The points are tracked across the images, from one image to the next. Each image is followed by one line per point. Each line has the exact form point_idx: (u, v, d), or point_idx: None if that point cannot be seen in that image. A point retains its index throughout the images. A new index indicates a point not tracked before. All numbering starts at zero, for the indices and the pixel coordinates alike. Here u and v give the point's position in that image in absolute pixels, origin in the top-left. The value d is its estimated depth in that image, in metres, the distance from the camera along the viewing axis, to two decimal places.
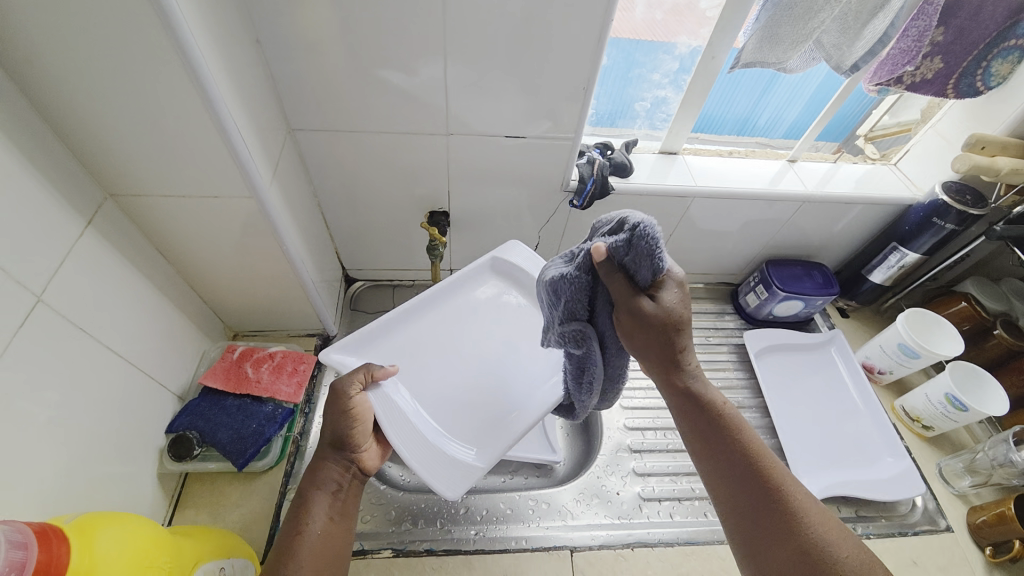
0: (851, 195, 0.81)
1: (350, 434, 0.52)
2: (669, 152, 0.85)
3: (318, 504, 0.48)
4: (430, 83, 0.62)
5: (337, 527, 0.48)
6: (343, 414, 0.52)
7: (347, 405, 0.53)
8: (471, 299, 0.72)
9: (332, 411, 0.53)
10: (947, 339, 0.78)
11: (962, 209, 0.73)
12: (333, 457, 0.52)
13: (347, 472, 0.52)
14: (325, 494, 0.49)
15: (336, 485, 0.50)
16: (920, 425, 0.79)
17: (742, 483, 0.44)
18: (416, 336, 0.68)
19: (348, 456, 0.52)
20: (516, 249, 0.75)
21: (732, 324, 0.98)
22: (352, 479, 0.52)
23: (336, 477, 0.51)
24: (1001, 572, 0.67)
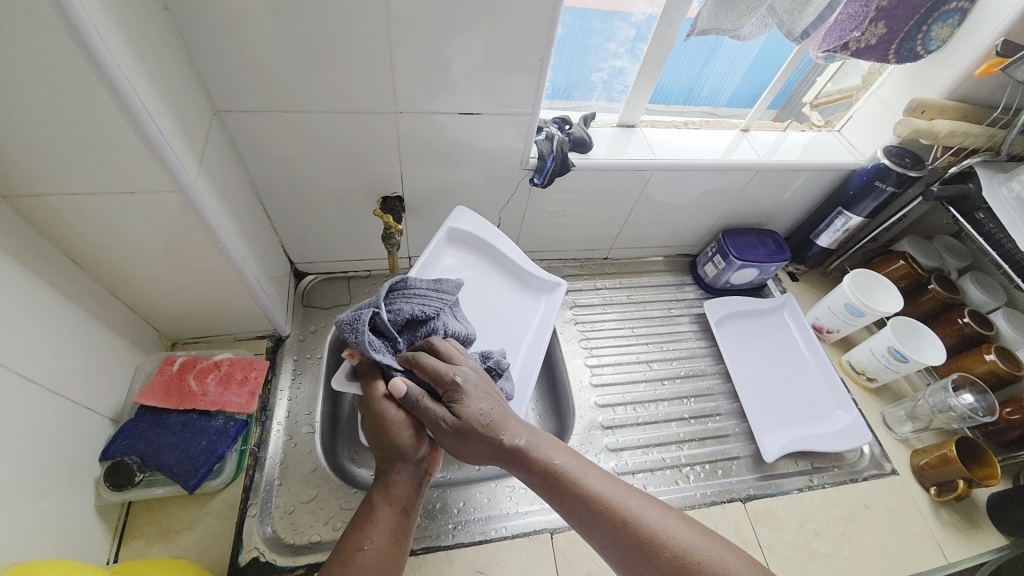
0: (799, 162, 0.83)
1: (410, 446, 0.52)
2: (627, 125, 0.83)
3: (382, 519, 0.49)
4: (375, 55, 0.56)
5: (399, 544, 0.49)
6: (403, 425, 0.53)
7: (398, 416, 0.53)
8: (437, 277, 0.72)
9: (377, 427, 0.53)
10: (888, 295, 0.82)
11: (901, 172, 0.77)
12: (401, 467, 0.52)
13: (415, 483, 0.52)
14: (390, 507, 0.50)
15: (402, 499, 0.51)
16: (865, 378, 0.84)
17: (598, 530, 0.47)
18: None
19: (417, 465, 0.53)
20: (466, 216, 0.76)
21: (692, 295, 1.00)
22: (416, 490, 0.53)
23: (404, 490, 0.51)
24: (940, 505, 0.74)
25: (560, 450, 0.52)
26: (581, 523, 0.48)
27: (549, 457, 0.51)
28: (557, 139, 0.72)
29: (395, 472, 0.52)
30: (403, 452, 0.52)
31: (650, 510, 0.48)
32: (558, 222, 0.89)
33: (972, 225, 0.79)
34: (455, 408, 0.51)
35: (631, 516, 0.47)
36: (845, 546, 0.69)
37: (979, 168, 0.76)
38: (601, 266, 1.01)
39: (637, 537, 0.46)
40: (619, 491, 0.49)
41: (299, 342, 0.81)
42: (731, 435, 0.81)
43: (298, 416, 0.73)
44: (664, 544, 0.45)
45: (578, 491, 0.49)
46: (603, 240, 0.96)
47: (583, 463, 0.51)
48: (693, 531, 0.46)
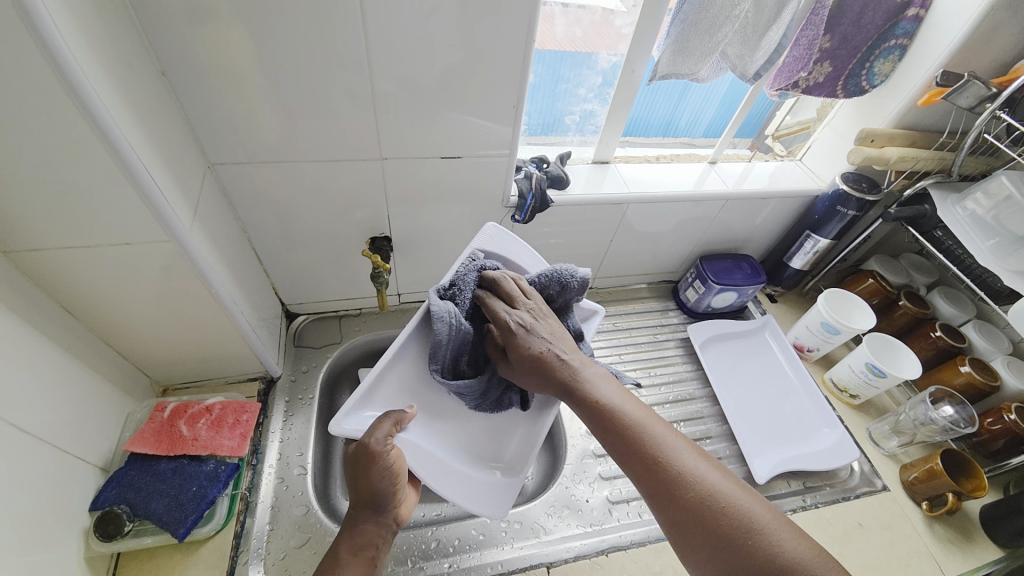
0: (765, 191, 0.88)
1: (387, 496, 0.51)
2: (602, 161, 0.88)
3: (351, 568, 0.48)
4: (359, 108, 0.60)
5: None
6: (386, 471, 0.51)
7: (389, 462, 0.51)
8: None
9: (363, 471, 0.51)
10: (860, 312, 0.85)
11: (860, 197, 0.82)
12: (372, 517, 0.51)
13: (383, 534, 0.52)
14: (365, 559, 0.49)
15: (368, 546, 0.50)
16: (848, 395, 0.86)
17: (629, 459, 0.47)
18: (412, 372, 0.62)
19: (387, 514, 0.52)
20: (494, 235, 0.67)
21: (676, 320, 1.02)
22: (383, 538, 0.52)
23: (374, 538, 0.51)
24: (932, 520, 0.74)
25: (609, 384, 0.53)
26: (613, 445, 0.49)
27: (594, 389, 0.52)
28: (535, 177, 0.76)
29: (363, 518, 0.51)
30: (378, 501, 0.51)
31: (683, 449, 0.47)
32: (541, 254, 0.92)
33: (933, 243, 0.84)
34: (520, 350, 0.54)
35: (660, 454, 0.46)
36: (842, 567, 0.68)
37: (933, 189, 0.80)
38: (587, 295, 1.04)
39: (665, 472, 0.45)
40: (658, 426, 0.49)
41: (290, 383, 0.82)
42: (723, 458, 0.81)
43: (290, 458, 0.73)
44: (691, 490, 0.43)
45: (617, 417, 0.49)
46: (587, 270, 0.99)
47: (627, 397, 0.51)
48: (724, 478, 0.44)
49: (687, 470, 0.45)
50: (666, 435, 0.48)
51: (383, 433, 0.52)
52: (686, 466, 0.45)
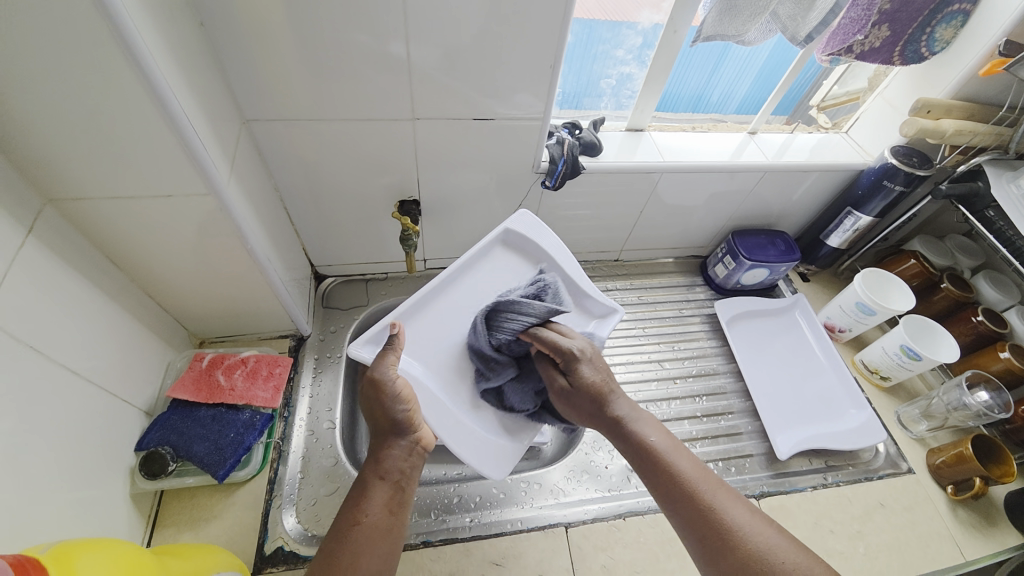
0: (807, 163, 0.84)
1: (404, 421, 0.56)
2: (636, 129, 0.86)
3: (379, 490, 0.50)
4: (391, 64, 0.59)
5: (396, 514, 0.49)
6: (396, 397, 0.57)
7: (395, 390, 0.57)
8: (480, 273, 0.74)
9: (373, 400, 0.58)
10: (901, 293, 0.81)
11: (909, 171, 0.77)
12: (394, 443, 0.54)
13: (409, 459, 0.54)
14: (391, 481, 0.51)
15: (397, 471, 0.52)
16: (878, 376, 0.84)
17: (682, 509, 0.47)
18: (436, 320, 0.70)
19: (408, 440, 0.55)
20: (527, 220, 0.77)
21: (703, 295, 1.01)
22: (411, 465, 0.54)
23: (398, 463, 0.53)
24: (957, 504, 0.73)
25: (658, 431, 0.54)
26: (664, 494, 0.49)
27: (643, 433, 0.53)
28: (568, 142, 0.74)
29: (392, 445, 0.54)
30: (395, 423, 0.56)
31: (743, 511, 0.46)
32: (570, 223, 0.91)
33: (982, 224, 0.79)
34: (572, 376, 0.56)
35: (714, 507, 0.46)
36: (860, 544, 0.68)
37: (988, 166, 0.76)
38: (612, 268, 1.03)
39: (721, 528, 0.45)
40: (716, 483, 0.49)
41: (319, 341, 0.84)
42: (744, 433, 0.81)
43: (319, 412, 0.75)
44: (748, 545, 0.43)
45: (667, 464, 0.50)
46: (614, 242, 0.98)
47: (675, 445, 0.52)
48: (783, 539, 0.44)
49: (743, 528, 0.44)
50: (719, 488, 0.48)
51: (388, 365, 0.59)
52: (743, 528, 0.44)
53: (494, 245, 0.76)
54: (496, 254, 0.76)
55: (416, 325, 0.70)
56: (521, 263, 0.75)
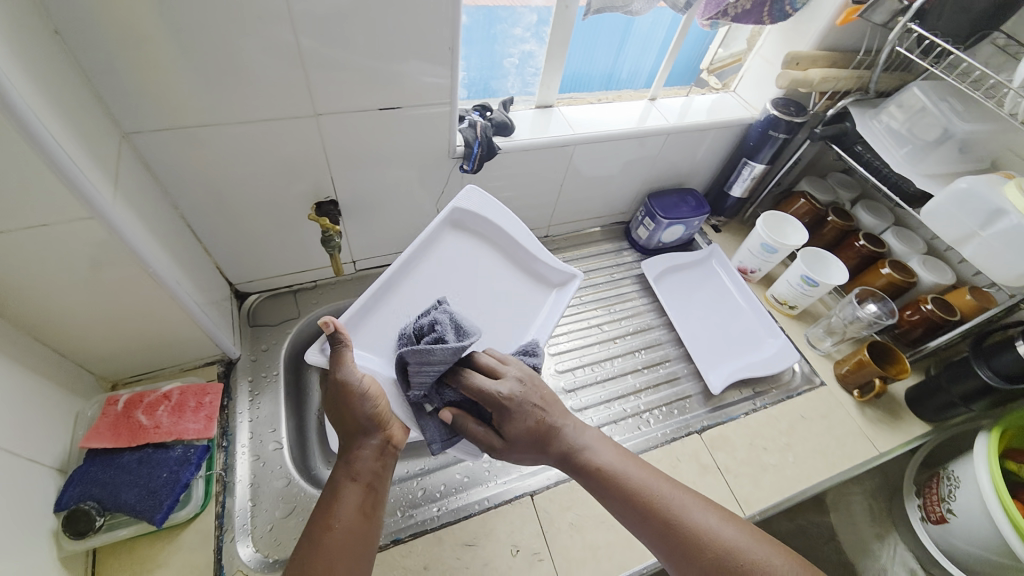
0: (704, 123, 0.90)
1: (371, 419, 0.55)
2: (545, 105, 0.87)
3: (350, 492, 0.50)
4: (283, 58, 0.56)
5: (368, 517, 0.49)
6: (365, 395, 0.56)
7: (361, 388, 0.57)
8: (437, 256, 0.76)
9: (339, 401, 0.56)
10: (795, 230, 0.90)
11: (789, 120, 0.85)
12: (363, 443, 0.54)
13: (380, 458, 0.54)
14: (362, 484, 0.51)
15: (368, 473, 0.52)
16: (787, 307, 0.92)
17: (647, 524, 0.51)
18: (399, 306, 0.71)
19: (380, 438, 0.55)
20: (475, 196, 0.78)
21: (630, 258, 1.06)
22: (382, 464, 0.54)
23: (369, 464, 0.53)
24: (863, 404, 0.83)
25: (608, 449, 0.57)
26: (628, 513, 0.52)
27: (596, 455, 0.56)
28: (480, 124, 0.74)
29: (364, 445, 0.54)
30: (364, 422, 0.55)
31: (699, 511, 0.51)
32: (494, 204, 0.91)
33: (856, 159, 0.87)
34: (502, 429, 0.56)
35: (675, 513, 0.50)
36: (790, 454, 0.76)
37: (853, 107, 0.84)
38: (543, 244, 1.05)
39: (685, 534, 0.49)
40: (670, 488, 0.53)
41: (251, 362, 0.79)
42: (681, 377, 0.87)
43: (263, 435, 0.72)
44: (711, 545, 0.48)
45: (625, 483, 0.53)
46: (541, 217, 1.00)
47: (629, 460, 0.56)
48: (737, 532, 0.49)
49: (706, 528, 0.49)
50: (679, 496, 0.52)
51: (349, 364, 0.57)
52: (704, 525, 0.49)
53: (443, 225, 0.77)
54: (445, 234, 0.77)
55: (377, 315, 0.70)
56: (470, 240, 0.79)
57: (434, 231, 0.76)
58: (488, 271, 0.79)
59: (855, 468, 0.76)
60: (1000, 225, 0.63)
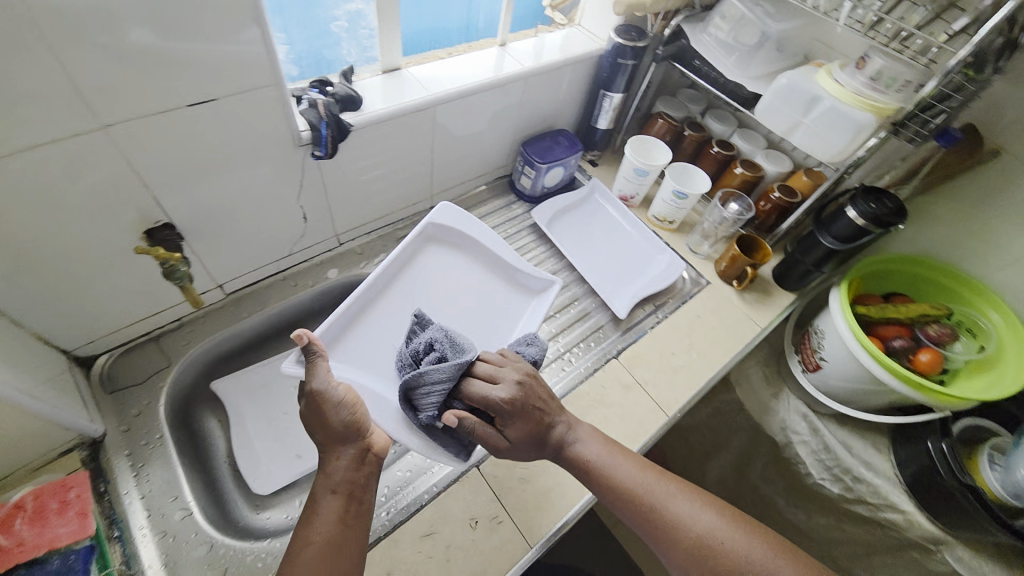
0: (560, 60, 0.89)
1: (345, 427, 0.57)
2: (392, 69, 0.76)
3: (329, 504, 0.53)
4: (26, 60, 0.42)
5: (351, 527, 0.52)
6: (340, 403, 0.59)
7: (331, 399, 0.58)
8: (415, 275, 0.84)
9: (312, 412, 0.58)
10: (659, 149, 0.94)
11: (633, 46, 0.84)
12: (341, 452, 0.57)
13: (358, 466, 0.56)
14: (341, 495, 0.54)
15: (346, 483, 0.55)
16: (668, 223, 0.98)
17: (635, 512, 0.58)
18: (380, 324, 0.77)
19: (356, 447, 0.57)
20: (448, 211, 0.87)
21: (521, 211, 1.03)
22: (361, 472, 0.56)
23: (347, 474, 0.55)
24: (743, 291, 0.94)
25: (597, 443, 0.62)
26: (619, 503, 0.59)
27: (588, 452, 0.61)
28: (321, 102, 0.63)
29: (338, 454, 0.56)
30: (341, 432, 0.57)
31: (681, 500, 0.58)
32: (365, 188, 0.81)
33: (695, 73, 0.89)
34: (505, 429, 0.58)
35: (660, 503, 0.58)
36: (693, 352, 0.84)
37: (684, 25, 0.85)
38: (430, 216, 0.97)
39: (669, 520, 0.57)
40: (654, 479, 0.60)
41: (124, 434, 0.66)
42: (591, 312, 0.90)
43: (164, 506, 0.62)
44: (689, 531, 0.56)
45: (614, 479, 0.59)
46: (419, 187, 0.91)
47: (617, 452, 0.62)
48: (713, 518, 0.57)
49: (687, 517, 0.57)
50: (663, 487, 0.59)
51: (323, 372, 0.59)
52: (685, 514, 0.57)
53: (415, 242, 0.85)
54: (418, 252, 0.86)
55: (358, 331, 0.75)
56: (445, 256, 0.87)
57: (411, 253, 0.85)
58: (472, 283, 0.87)
59: (746, 347, 0.86)
60: (818, 110, 0.71)
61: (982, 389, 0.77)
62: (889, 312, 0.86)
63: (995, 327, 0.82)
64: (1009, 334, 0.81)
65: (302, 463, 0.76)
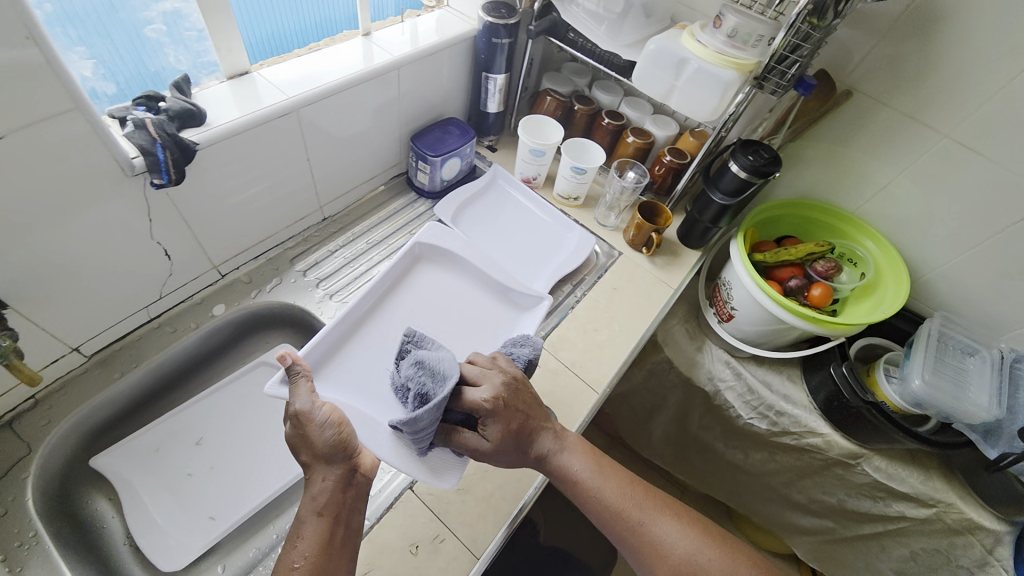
0: (433, 46, 0.84)
1: (335, 444, 0.56)
2: (239, 73, 0.67)
3: (315, 527, 0.52)
4: None
5: (335, 552, 0.51)
6: (325, 424, 0.57)
7: (318, 416, 0.57)
8: (406, 290, 0.82)
9: (299, 433, 0.57)
10: (551, 127, 0.93)
11: (505, 23, 0.81)
12: (326, 471, 0.55)
13: (344, 487, 0.55)
14: (325, 519, 0.52)
15: (332, 505, 0.54)
16: (572, 199, 0.97)
17: (619, 529, 0.57)
18: (369, 346, 0.75)
19: (343, 468, 0.56)
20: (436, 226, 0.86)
21: (424, 209, 0.95)
22: (346, 493, 0.55)
23: (331, 495, 0.54)
24: (653, 256, 0.95)
25: (587, 461, 0.60)
26: (602, 520, 0.58)
27: (576, 470, 0.59)
28: (152, 120, 0.54)
29: (321, 475, 0.55)
30: (331, 451, 0.56)
31: (666, 524, 0.57)
32: (234, 213, 0.71)
33: (570, 46, 0.87)
34: (482, 436, 0.57)
35: (644, 525, 0.57)
36: (616, 326, 0.84)
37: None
38: (325, 229, 0.87)
39: (650, 543, 0.56)
40: (642, 502, 0.59)
41: None
42: None
43: None
44: (668, 557, 0.55)
45: (600, 500, 0.58)
46: (302, 200, 0.81)
47: (607, 469, 0.60)
48: (695, 546, 0.56)
49: (669, 544, 0.56)
50: (648, 511, 0.58)
51: (306, 394, 0.59)
52: (667, 541, 0.56)
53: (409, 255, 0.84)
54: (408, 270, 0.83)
55: (345, 352, 0.73)
56: (435, 272, 0.84)
57: (401, 271, 0.83)
58: (460, 296, 0.83)
59: (663, 310, 0.88)
60: (687, 72, 0.73)
61: (867, 313, 0.86)
62: (782, 256, 0.91)
63: (870, 254, 0.91)
64: (881, 259, 0.91)
65: (283, 479, 0.70)
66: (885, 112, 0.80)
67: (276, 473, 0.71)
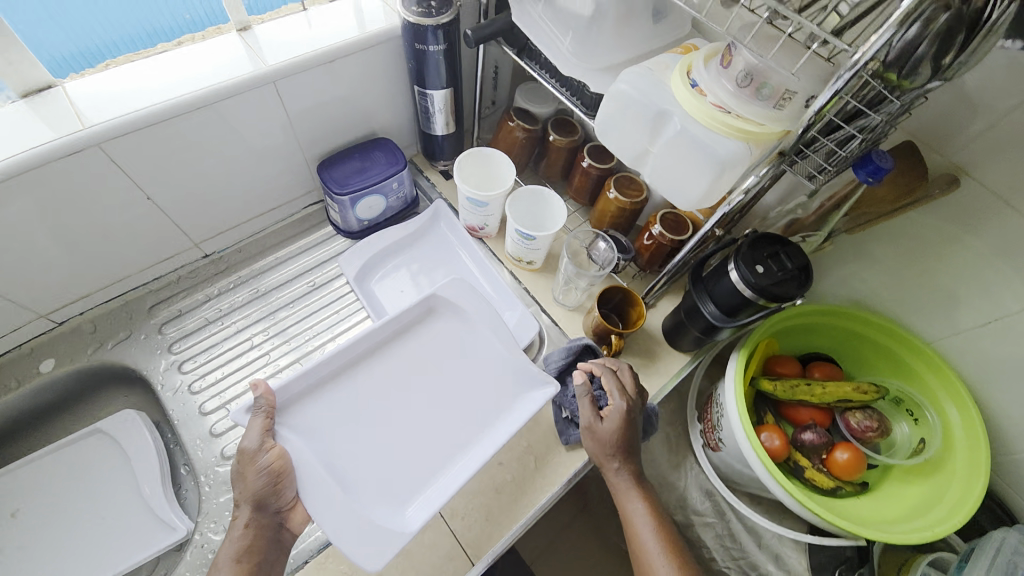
0: (339, 46, 0.61)
1: (267, 491, 0.49)
2: (37, 88, 0.51)
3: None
4: None
5: None
6: (262, 472, 0.49)
7: (253, 465, 0.49)
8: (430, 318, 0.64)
9: (237, 477, 0.49)
10: (506, 168, 0.69)
11: (431, 25, 0.57)
12: (256, 516, 0.49)
13: (265, 539, 0.49)
14: (237, 566, 0.47)
15: (248, 551, 0.48)
16: (525, 263, 0.72)
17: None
18: (390, 367, 0.60)
19: (259, 514, 0.49)
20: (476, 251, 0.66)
21: (335, 251, 0.77)
22: (267, 541, 0.49)
23: (245, 539, 0.48)
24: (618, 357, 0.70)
25: (651, 510, 0.55)
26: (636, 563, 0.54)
27: (637, 508, 0.54)
28: None
29: (243, 520, 0.49)
30: (261, 500, 0.49)
31: None
32: (46, 261, 0.57)
33: (530, 62, 0.63)
34: (603, 419, 0.56)
35: None
36: (530, 458, 0.62)
37: None
38: (207, 270, 0.72)
39: None
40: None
41: None
42: None
43: None
44: None
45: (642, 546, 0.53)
46: (162, 241, 0.65)
47: (664, 529, 0.54)
48: None
49: None
50: None
51: (259, 433, 0.51)
52: None
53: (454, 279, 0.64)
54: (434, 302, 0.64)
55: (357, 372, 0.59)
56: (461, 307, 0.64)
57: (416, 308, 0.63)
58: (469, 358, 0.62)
59: None
60: (667, 133, 0.47)
61: (910, 511, 0.58)
62: (800, 394, 0.63)
63: (942, 423, 0.60)
64: (959, 435, 0.58)
65: (166, 536, 0.60)
66: (1010, 218, 0.49)
67: (155, 531, 0.61)
